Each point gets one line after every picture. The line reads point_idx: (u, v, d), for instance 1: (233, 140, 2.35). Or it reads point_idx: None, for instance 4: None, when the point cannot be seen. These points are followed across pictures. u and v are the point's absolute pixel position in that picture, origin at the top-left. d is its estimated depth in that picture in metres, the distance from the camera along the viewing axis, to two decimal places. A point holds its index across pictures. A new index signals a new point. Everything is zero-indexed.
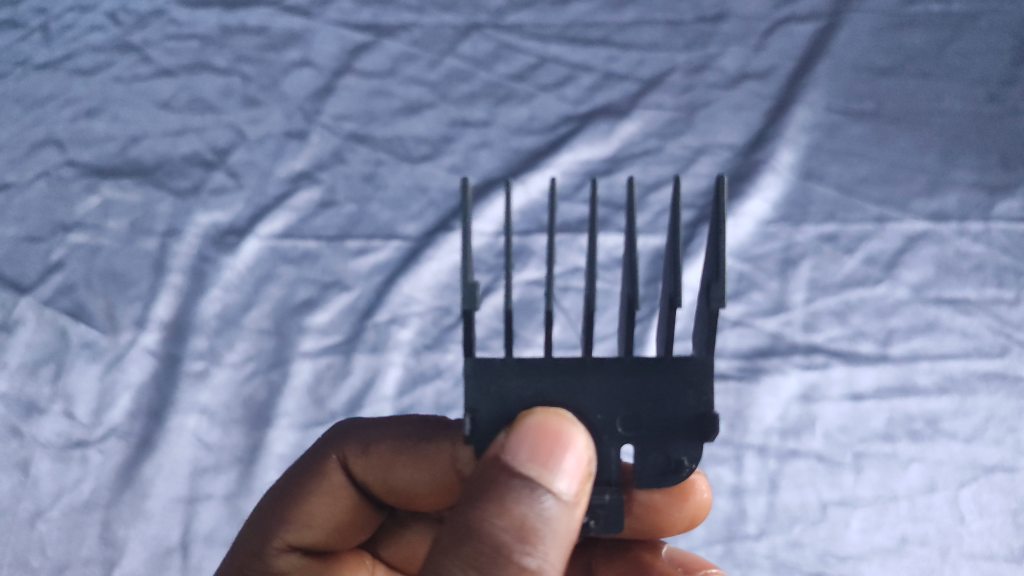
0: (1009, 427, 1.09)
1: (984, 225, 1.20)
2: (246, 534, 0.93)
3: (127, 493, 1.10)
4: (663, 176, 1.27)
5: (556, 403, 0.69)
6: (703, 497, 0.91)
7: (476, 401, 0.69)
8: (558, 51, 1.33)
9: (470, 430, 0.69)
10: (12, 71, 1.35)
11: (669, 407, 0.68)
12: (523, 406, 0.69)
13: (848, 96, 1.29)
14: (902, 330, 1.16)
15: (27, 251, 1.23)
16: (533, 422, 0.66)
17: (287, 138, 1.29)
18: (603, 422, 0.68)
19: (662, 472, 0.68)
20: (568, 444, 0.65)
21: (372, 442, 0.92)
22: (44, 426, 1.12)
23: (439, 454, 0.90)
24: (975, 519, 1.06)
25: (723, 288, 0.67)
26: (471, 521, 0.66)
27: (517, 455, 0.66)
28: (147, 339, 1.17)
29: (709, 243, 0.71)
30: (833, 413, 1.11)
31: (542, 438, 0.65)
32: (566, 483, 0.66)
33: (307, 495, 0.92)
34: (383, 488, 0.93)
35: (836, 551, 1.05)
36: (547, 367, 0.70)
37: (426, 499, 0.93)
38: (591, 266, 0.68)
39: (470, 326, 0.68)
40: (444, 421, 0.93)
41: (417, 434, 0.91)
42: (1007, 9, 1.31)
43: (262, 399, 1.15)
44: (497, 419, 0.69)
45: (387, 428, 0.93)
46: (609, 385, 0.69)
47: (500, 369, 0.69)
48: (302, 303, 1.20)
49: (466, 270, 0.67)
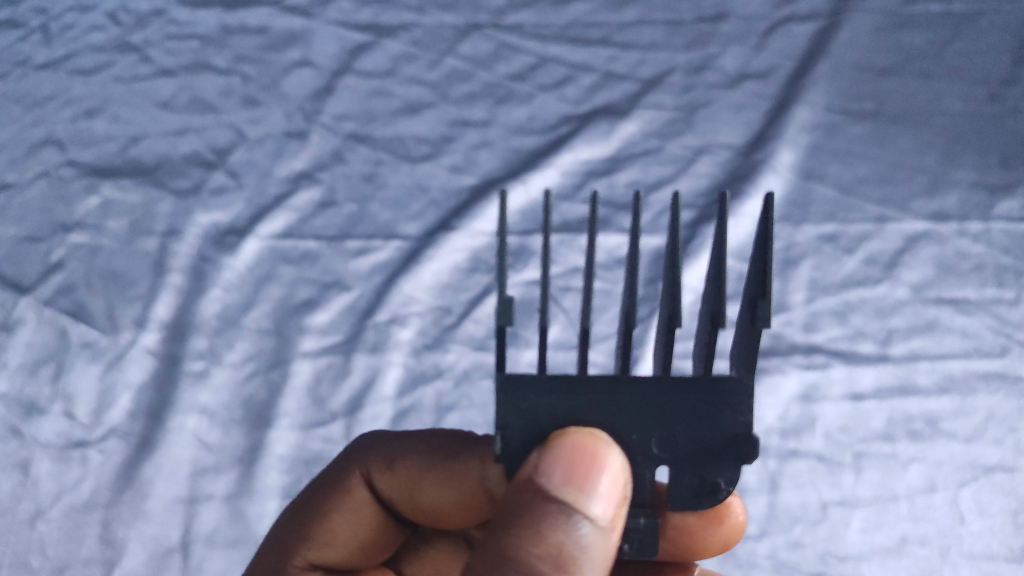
0: (1009, 427, 1.09)
1: (984, 225, 1.20)
2: (265, 549, 0.95)
3: (127, 494, 1.10)
4: (663, 177, 1.26)
5: (589, 421, 0.69)
6: (738, 520, 0.92)
7: (507, 418, 0.69)
8: (558, 51, 1.34)
9: (501, 447, 0.69)
10: (12, 71, 1.35)
11: (704, 429, 0.68)
12: (555, 425, 0.69)
13: (848, 96, 1.29)
14: (902, 330, 1.16)
15: (27, 251, 1.22)
16: (569, 443, 0.65)
17: (287, 137, 1.29)
18: (638, 442, 0.69)
19: (698, 495, 0.69)
20: (603, 466, 0.65)
21: (397, 457, 0.93)
22: (44, 426, 1.12)
23: (468, 472, 0.89)
24: (975, 519, 1.05)
25: (769, 307, 0.67)
26: (506, 548, 0.67)
27: (552, 478, 0.67)
28: (147, 340, 1.17)
29: (757, 258, 0.71)
30: (833, 413, 1.12)
31: (576, 460, 0.65)
32: (602, 507, 0.67)
33: (328, 513, 0.94)
34: (410, 505, 0.93)
35: (836, 551, 1.05)
36: (580, 385, 0.69)
37: (454, 517, 0.92)
38: (631, 279, 0.69)
39: (503, 339, 0.68)
40: (472, 436, 0.92)
41: (446, 451, 0.91)
42: (1007, 9, 1.31)
43: (263, 399, 1.14)
44: (528, 437, 0.69)
45: (411, 442, 0.94)
46: (644, 404, 0.69)
47: (531, 385, 0.69)
48: (302, 302, 1.19)
49: (500, 283, 0.67)
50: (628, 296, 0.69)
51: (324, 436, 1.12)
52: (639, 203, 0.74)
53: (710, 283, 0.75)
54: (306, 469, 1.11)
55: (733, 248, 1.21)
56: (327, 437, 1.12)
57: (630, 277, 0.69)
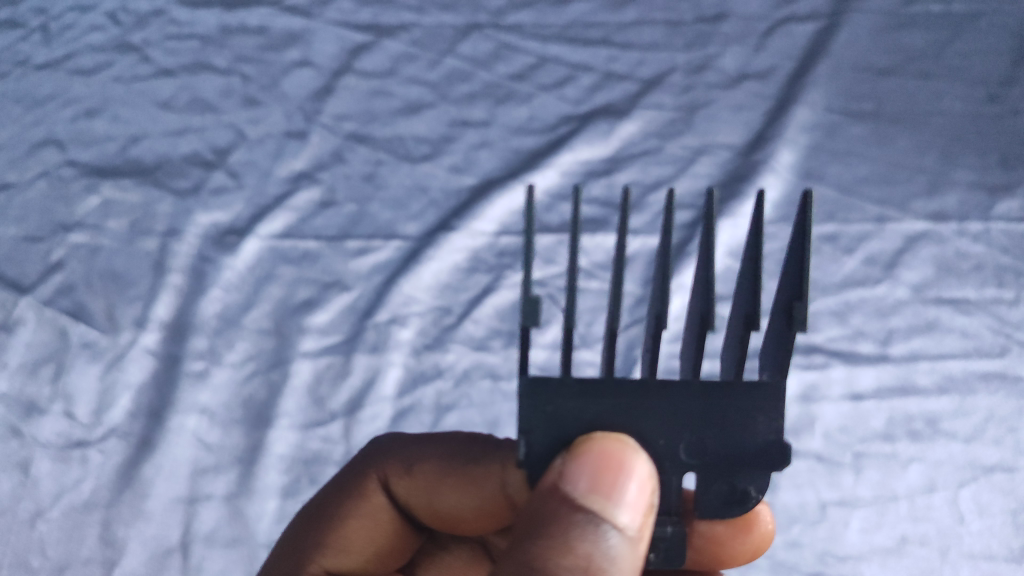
0: (1009, 427, 1.09)
1: (984, 225, 1.20)
2: (278, 554, 0.94)
3: (127, 493, 1.10)
4: (662, 177, 1.27)
5: (615, 426, 0.68)
6: (766, 529, 0.91)
7: (531, 422, 0.68)
8: (558, 51, 1.34)
9: (525, 452, 0.68)
10: (12, 71, 1.35)
11: (734, 436, 0.68)
12: (580, 429, 0.68)
13: (848, 96, 1.29)
14: (902, 330, 1.16)
15: (27, 251, 1.22)
16: (596, 450, 0.65)
17: (287, 138, 1.29)
18: (666, 448, 0.68)
19: (727, 502, 0.69)
20: (630, 473, 0.65)
21: (415, 462, 0.93)
22: (44, 426, 1.12)
23: (488, 476, 0.89)
24: (975, 519, 1.05)
25: (806, 310, 0.68)
26: (534, 559, 0.67)
27: (578, 486, 0.67)
28: (147, 340, 1.17)
29: (791, 259, 0.72)
30: (833, 414, 1.11)
31: (604, 468, 0.64)
32: (629, 516, 0.67)
33: (345, 519, 0.94)
34: (427, 511, 0.94)
35: (836, 550, 1.05)
36: (606, 390, 0.69)
37: (473, 524, 0.92)
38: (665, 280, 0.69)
39: (528, 339, 0.67)
40: (493, 440, 0.92)
41: (466, 455, 0.91)
42: (1007, 10, 1.31)
43: (263, 399, 1.14)
44: (552, 442, 0.68)
45: (430, 446, 0.94)
46: (670, 409, 0.69)
47: (556, 388, 0.68)
48: (302, 302, 1.19)
49: (525, 283, 0.66)
50: (661, 298, 0.68)
51: (324, 436, 1.12)
52: (672, 200, 0.73)
53: (740, 283, 0.75)
54: (306, 469, 1.11)
55: (727, 245, 1.22)
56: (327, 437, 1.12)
57: (663, 279, 0.68)
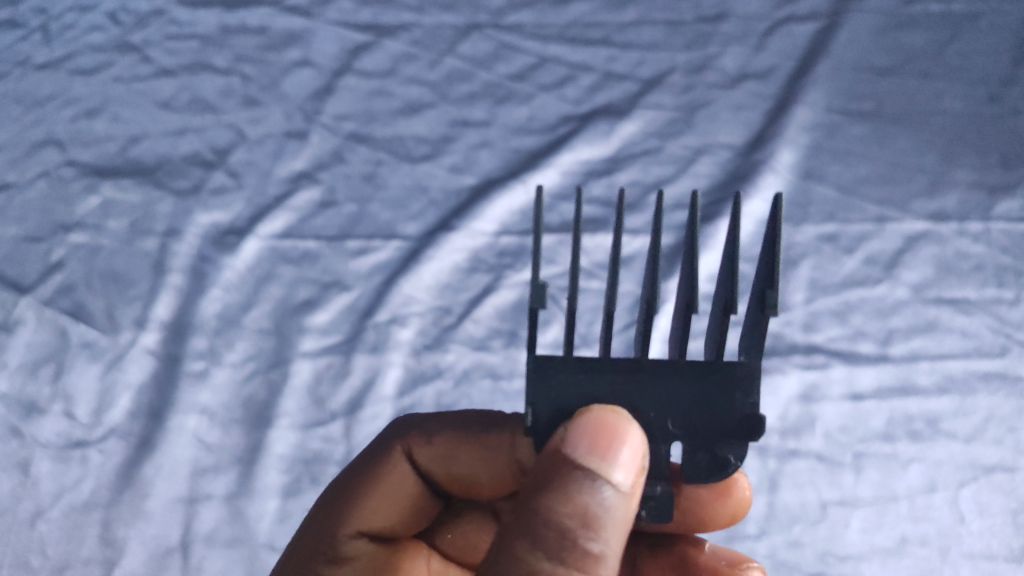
0: (1009, 427, 1.09)
1: (984, 225, 1.20)
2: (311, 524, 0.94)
3: (127, 493, 1.10)
4: (662, 177, 1.26)
5: (608, 400, 0.69)
6: (743, 495, 0.94)
7: (534, 394, 0.70)
8: (558, 51, 1.34)
9: (530, 422, 0.70)
10: (12, 71, 1.36)
11: (717, 411, 0.68)
12: (579, 401, 0.69)
13: (848, 96, 1.29)
14: (902, 330, 1.15)
15: (27, 251, 1.22)
16: (591, 418, 0.66)
17: (287, 137, 1.29)
18: (655, 421, 0.69)
19: (709, 471, 0.69)
20: (623, 439, 0.66)
21: (434, 432, 0.96)
22: (44, 426, 1.12)
23: (499, 443, 0.93)
24: (975, 519, 1.05)
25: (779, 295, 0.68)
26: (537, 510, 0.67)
27: (577, 447, 0.67)
28: (147, 340, 1.17)
29: (767, 246, 0.72)
30: (833, 413, 1.11)
31: (598, 433, 0.65)
32: (623, 474, 0.67)
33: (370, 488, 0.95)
34: (445, 476, 0.96)
35: (836, 550, 1.05)
36: (601, 366, 0.70)
37: (487, 490, 0.97)
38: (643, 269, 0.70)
39: (533, 321, 0.69)
40: (501, 414, 0.96)
41: (479, 425, 0.95)
42: (1008, 9, 1.31)
43: (263, 399, 1.14)
44: (553, 411, 0.70)
45: (446, 419, 0.97)
46: (659, 384, 0.69)
47: (558, 363, 0.70)
48: (302, 302, 1.19)
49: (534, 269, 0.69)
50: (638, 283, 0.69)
51: (325, 436, 1.12)
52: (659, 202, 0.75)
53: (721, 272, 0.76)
54: (307, 468, 1.11)
55: None
56: (327, 436, 1.12)
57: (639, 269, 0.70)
